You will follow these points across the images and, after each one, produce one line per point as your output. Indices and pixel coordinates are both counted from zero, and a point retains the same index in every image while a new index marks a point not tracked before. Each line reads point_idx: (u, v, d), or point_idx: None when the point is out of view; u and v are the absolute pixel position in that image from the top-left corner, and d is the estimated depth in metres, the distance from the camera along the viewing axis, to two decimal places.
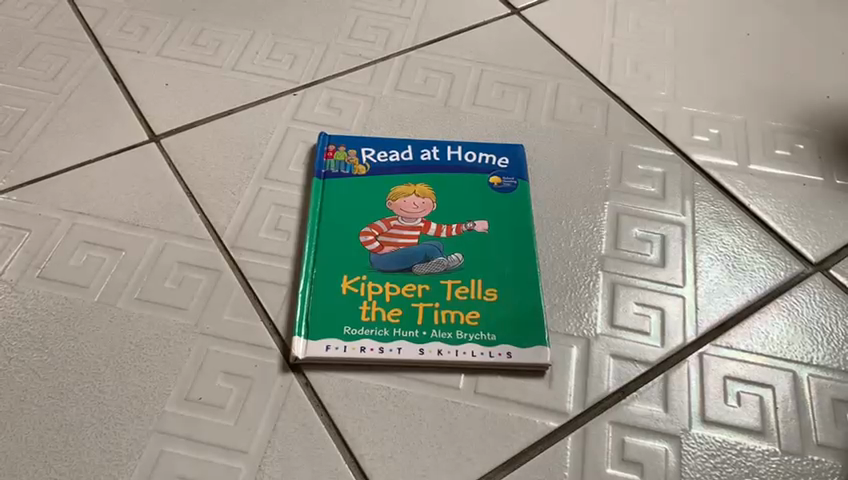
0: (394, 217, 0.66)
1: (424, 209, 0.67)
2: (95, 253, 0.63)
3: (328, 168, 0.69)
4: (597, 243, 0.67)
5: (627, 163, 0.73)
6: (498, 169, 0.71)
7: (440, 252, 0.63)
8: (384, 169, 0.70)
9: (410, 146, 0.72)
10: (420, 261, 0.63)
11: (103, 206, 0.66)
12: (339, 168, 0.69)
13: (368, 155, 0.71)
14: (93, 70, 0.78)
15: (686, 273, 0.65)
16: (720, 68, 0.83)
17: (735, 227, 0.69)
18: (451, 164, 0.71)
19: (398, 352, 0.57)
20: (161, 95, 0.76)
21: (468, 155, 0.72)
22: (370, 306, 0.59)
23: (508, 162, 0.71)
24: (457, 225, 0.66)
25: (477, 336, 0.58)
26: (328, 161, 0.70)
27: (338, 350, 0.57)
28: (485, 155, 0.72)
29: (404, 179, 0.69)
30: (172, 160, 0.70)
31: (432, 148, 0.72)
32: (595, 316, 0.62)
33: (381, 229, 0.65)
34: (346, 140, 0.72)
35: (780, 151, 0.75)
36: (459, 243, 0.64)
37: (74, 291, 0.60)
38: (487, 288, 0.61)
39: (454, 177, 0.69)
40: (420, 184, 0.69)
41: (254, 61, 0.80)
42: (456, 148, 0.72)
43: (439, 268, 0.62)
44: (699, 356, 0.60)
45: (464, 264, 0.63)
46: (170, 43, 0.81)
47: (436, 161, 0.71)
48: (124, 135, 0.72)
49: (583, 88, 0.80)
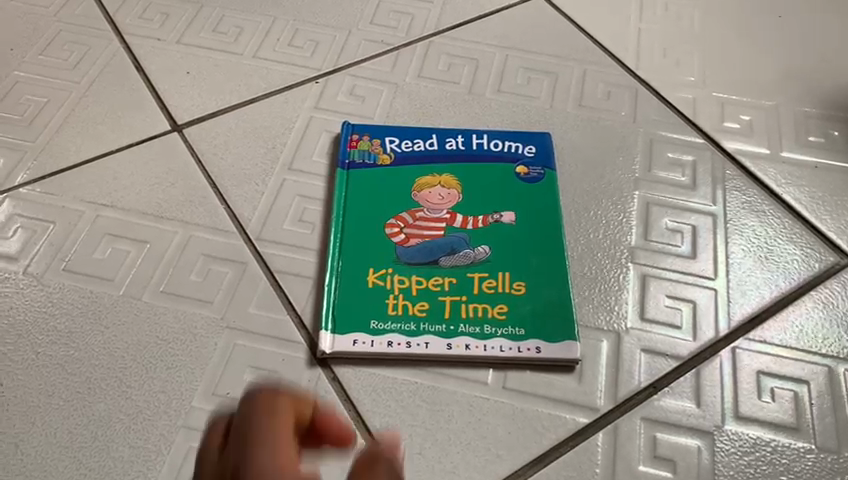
0: (419, 208, 0.65)
1: (448, 201, 0.66)
2: (120, 245, 0.62)
3: (352, 159, 0.68)
4: (627, 234, 0.65)
5: (655, 151, 0.72)
6: (524, 158, 0.69)
7: (466, 245, 0.63)
8: (408, 159, 0.69)
9: (435, 135, 0.71)
10: (446, 254, 0.62)
11: (126, 197, 0.66)
12: (363, 159, 0.68)
13: (392, 145, 0.70)
14: (113, 59, 0.77)
15: (718, 265, 0.64)
16: (750, 52, 0.81)
17: (767, 217, 0.67)
18: (477, 154, 0.69)
19: (426, 347, 0.56)
20: (182, 84, 0.75)
21: (493, 144, 0.70)
22: (396, 301, 0.59)
23: (535, 151, 0.70)
24: (483, 217, 0.65)
25: (505, 330, 0.58)
26: (351, 150, 0.69)
27: (365, 344, 0.56)
28: (511, 144, 0.70)
29: (428, 170, 0.68)
30: (195, 151, 0.69)
31: (457, 137, 0.71)
32: (625, 309, 0.61)
33: (406, 222, 0.64)
34: (369, 129, 0.71)
35: (813, 138, 0.73)
36: (485, 235, 0.63)
37: (99, 284, 0.60)
38: (514, 281, 0.60)
39: (480, 167, 0.68)
40: (444, 175, 0.67)
41: (275, 48, 0.79)
42: (481, 137, 0.71)
43: (465, 261, 0.61)
44: (731, 350, 0.59)
45: (491, 256, 0.62)
46: (191, 30, 0.80)
47: (461, 151, 0.70)
48: (146, 125, 0.71)
49: (610, 74, 0.78)
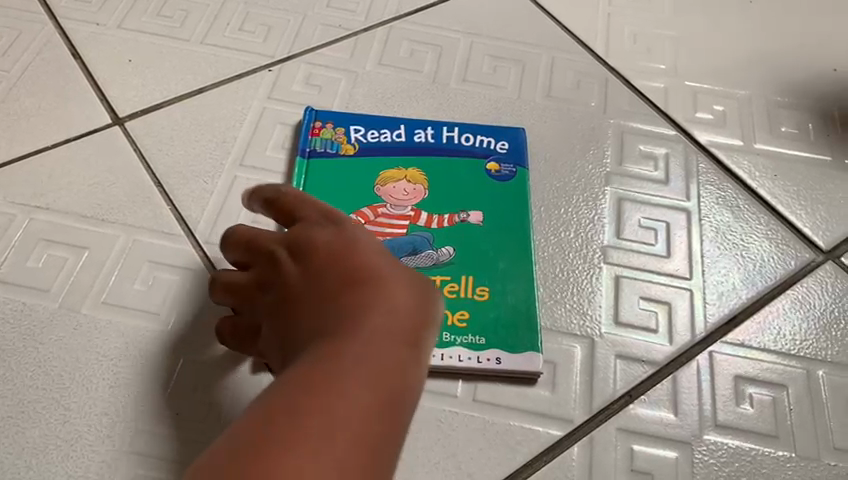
0: (382, 204, 0.61)
1: (413, 197, 0.62)
2: (57, 252, 0.57)
3: (313, 147, 0.64)
4: (599, 233, 0.63)
5: (626, 143, 0.69)
6: (496, 154, 0.66)
7: (428, 245, 0.59)
8: (373, 151, 0.65)
9: (403, 126, 0.67)
10: (407, 254, 0.58)
11: (63, 199, 0.60)
12: (325, 147, 0.64)
13: (357, 135, 0.66)
14: (47, 44, 0.71)
15: (693, 264, 0.61)
16: (722, 38, 0.79)
17: (742, 213, 0.65)
18: (447, 147, 0.66)
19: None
20: (123, 72, 0.70)
21: (464, 138, 0.67)
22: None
23: (507, 147, 0.67)
24: (448, 215, 0.61)
25: (465, 339, 0.55)
26: (313, 138, 0.65)
27: None
28: (483, 139, 0.67)
29: (394, 163, 0.64)
30: (139, 146, 0.64)
31: (427, 129, 0.67)
32: (599, 312, 0.58)
33: (367, 218, 0.60)
34: (333, 117, 0.67)
35: (786, 129, 0.71)
36: (451, 234, 0.60)
37: (34, 296, 0.55)
38: (478, 286, 0.57)
39: (450, 161, 0.65)
40: (410, 168, 0.64)
41: (225, 34, 0.74)
42: (451, 130, 0.67)
43: (427, 262, 0.58)
44: (709, 355, 0.56)
45: (454, 258, 0.59)
46: (132, 14, 0.74)
47: (429, 144, 0.66)
48: (84, 118, 0.66)
49: (579, 62, 0.75)
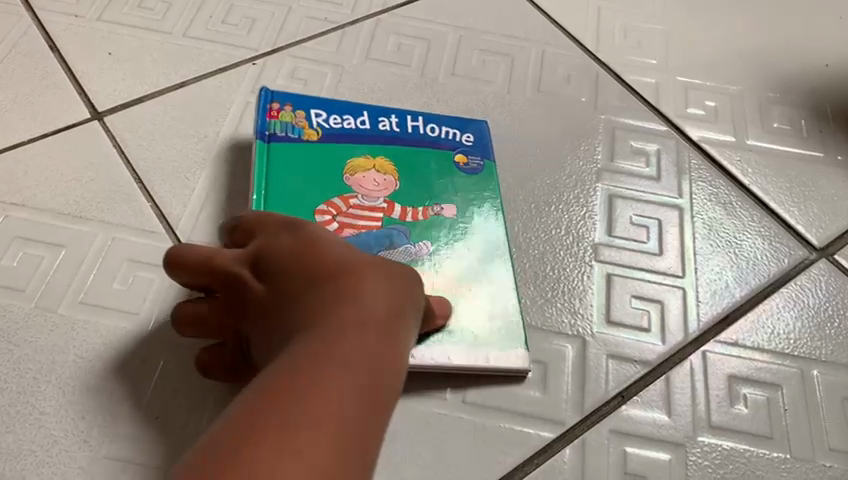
0: (353, 194, 0.59)
1: (384, 188, 0.60)
2: (32, 250, 0.56)
3: (273, 130, 0.61)
4: (590, 230, 0.62)
5: (617, 140, 0.68)
6: (463, 146, 0.64)
7: (406, 239, 0.57)
8: (337, 137, 0.62)
9: (366, 112, 0.64)
10: (385, 248, 0.56)
11: (40, 196, 0.59)
12: (285, 131, 0.61)
13: (318, 119, 0.63)
14: (23, 36, 0.69)
15: (685, 262, 0.60)
16: (714, 33, 0.78)
17: (735, 210, 0.64)
18: (411, 138, 0.63)
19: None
20: (102, 66, 0.67)
21: (429, 128, 0.64)
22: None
23: (473, 138, 0.65)
24: (423, 208, 0.59)
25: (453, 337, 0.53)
26: (272, 121, 0.62)
27: None
28: (448, 130, 0.65)
29: (361, 151, 0.61)
30: (119, 141, 0.63)
31: (390, 117, 0.65)
32: (590, 311, 0.57)
33: (339, 208, 0.58)
34: (292, 99, 0.64)
35: (779, 125, 0.70)
36: (427, 229, 0.58)
37: (8, 295, 0.53)
38: (459, 282, 0.56)
39: (413, 151, 0.63)
40: (378, 157, 0.61)
41: (208, 26, 0.72)
42: (415, 118, 0.65)
43: (407, 258, 0.56)
44: (702, 355, 0.55)
45: (433, 253, 0.57)
46: (113, 6, 0.72)
47: (393, 133, 0.63)
48: (62, 112, 0.64)
49: (570, 57, 0.74)
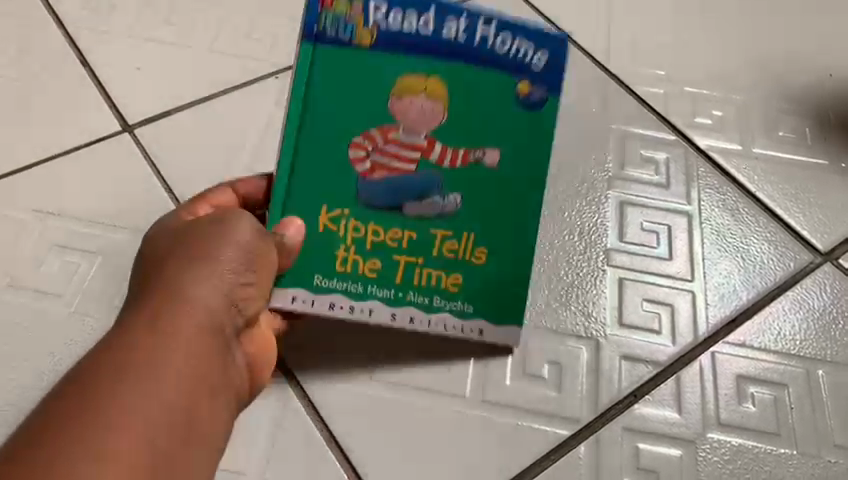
0: (393, 127, 0.53)
1: (430, 120, 0.53)
2: (71, 258, 0.59)
3: (322, 25, 0.52)
4: (603, 236, 0.64)
5: (627, 149, 0.70)
6: (531, 70, 0.53)
7: (438, 190, 0.54)
8: (391, 43, 0.53)
9: (433, 6, 0.52)
10: (413, 200, 0.54)
11: (76, 207, 0.62)
12: (335, 29, 0.52)
13: (376, 13, 0.52)
14: (55, 52, 0.71)
15: (695, 267, 0.63)
16: (721, 43, 0.80)
17: (742, 216, 0.66)
18: (477, 50, 0.53)
19: (369, 315, 0.54)
20: (132, 81, 0.70)
21: (501, 40, 0.53)
22: (346, 253, 0.54)
23: (546, 61, 0.53)
24: (463, 151, 0.54)
25: (453, 306, 0.55)
26: (324, 9, 0.52)
27: (304, 304, 0.53)
28: (521, 47, 0.53)
29: (416, 64, 0.53)
30: (150, 154, 0.65)
31: (461, 16, 0.53)
32: (603, 314, 0.59)
33: (376, 143, 0.53)
34: None
35: (784, 133, 0.73)
36: (462, 178, 0.54)
37: (49, 301, 0.57)
38: (478, 247, 0.55)
39: (475, 72, 0.53)
40: (431, 79, 0.53)
41: (232, 39, 0.74)
42: (489, 20, 0.53)
43: (433, 211, 0.54)
44: (711, 356, 0.58)
45: (462, 209, 0.55)
46: (140, 20, 0.74)
47: (456, 43, 0.53)
48: (94, 125, 0.67)
49: (581, 68, 0.76)
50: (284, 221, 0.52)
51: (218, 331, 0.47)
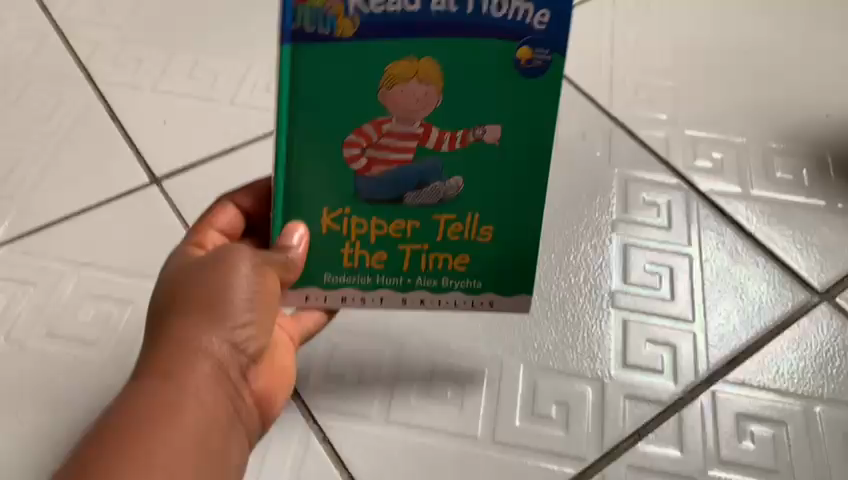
0: (386, 118, 0.50)
1: (424, 106, 0.50)
2: (104, 307, 0.63)
3: (300, 22, 0.46)
4: (607, 279, 0.67)
5: (630, 192, 0.73)
6: (532, 33, 0.47)
7: (438, 175, 0.52)
8: (377, 29, 0.47)
9: None
10: (412, 190, 0.53)
11: (109, 258, 0.66)
12: (315, 24, 0.46)
13: None
14: (88, 108, 0.76)
15: (696, 309, 0.65)
16: (720, 87, 0.83)
17: (741, 257, 0.69)
18: (472, 20, 0.47)
19: (380, 303, 0.57)
20: (159, 134, 0.74)
21: (499, 5, 0.46)
22: (352, 251, 0.55)
23: (549, 19, 0.46)
24: (464, 132, 0.51)
25: (463, 284, 0.57)
26: (301, 6, 0.45)
27: (316, 301, 0.56)
28: (523, 7, 0.46)
29: (406, 48, 0.48)
30: (177, 205, 0.69)
31: None
32: (608, 355, 0.62)
33: (369, 140, 0.51)
34: None
35: (782, 175, 0.76)
36: (463, 160, 0.52)
37: (84, 348, 0.61)
38: (483, 225, 0.55)
39: (471, 41, 0.48)
40: (424, 59, 0.48)
41: (253, 93, 0.78)
42: None
43: (434, 199, 0.53)
44: (712, 394, 0.61)
45: (464, 191, 0.53)
46: (166, 76, 0.79)
47: (449, 14, 0.47)
48: (124, 178, 0.71)
49: (584, 114, 0.80)
50: (287, 231, 0.53)
51: (223, 373, 0.49)
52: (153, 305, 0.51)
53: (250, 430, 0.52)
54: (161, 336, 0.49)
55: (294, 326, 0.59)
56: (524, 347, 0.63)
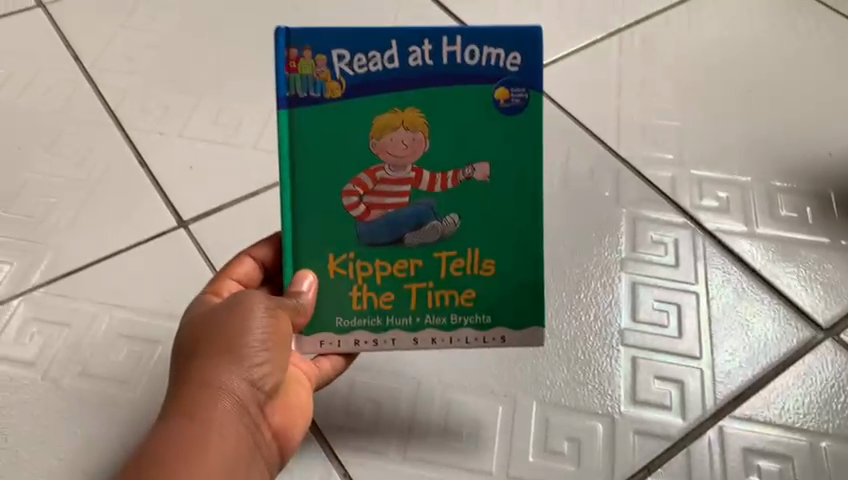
0: (379, 166, 0.55)
1: (413, 152, 0.55)
2: (134, 346, 0.67)
3: (295, 90, 0.53)
4: (617, 317, 0.69)
5: (638, 231, 0.76)
6: (506, 74, 0.53)
7: (433, 213, 0.56)
8: (364, 87, 0.53)
9: (394, 40, 0.52)
10: (411, 229, 0.56)
11: (139, 299, 0.69)
12: (307, 89, 0.53)
13: (340, 62, 0.52)
14: (118, 154, 0.79)
15: (703, 346, 0.68)
16: (725, 126, 0.86)
17: (747, 294, 0.71)
18: (449, 71, 0.53)
19: (392, 344, 0.58)
20: (185, 179, 0.78)
21: (469, 53, 0.53)
22: (360, 293, 0.57)
23: (520, 60, 0.53)
24: (453, 172, 0.55)
25: (472, 320, 0.58)
26: (292, 75, 0.52)
27: (331, 345, 0.58)
28: (490, 52, 0.53)
29: (390, 103, 0.54)
30: (203, 248, 0.73)
31: (424, 43, 0.52)
32: (618, 392, 0.65)
33: (366, 187, 0.55)
34: (312, 35, 0.52)
35: (787, 213, 0.78)
36: (454, 198, 0.56)
37: (116, 386, 0.64)
38: (484, 259, 0.57)
39: (450, 91, 0.54)
40: (407, 109, 0.54)
41: (275, 138, 0.82)
42: (452, 37, 0.52)
43: (433, 236, 0.56)
44: (719, 430, 0.63)
45: (461, 226, 0.57)
46: (192, 122, 0.82)
47: (427, 68, 0.53)
48: (152, 222, 0.74)
49: (593, 155, 0.82)
50: (297, 278, 0.56)
51: (243, 409, 0.52)
52: (176, 350, 0.55)
53: (270, 464, 0.55)
54: (187, 376, 0.52)
55: (313, 369, 0.60)
56: (536, 384, 0.65)
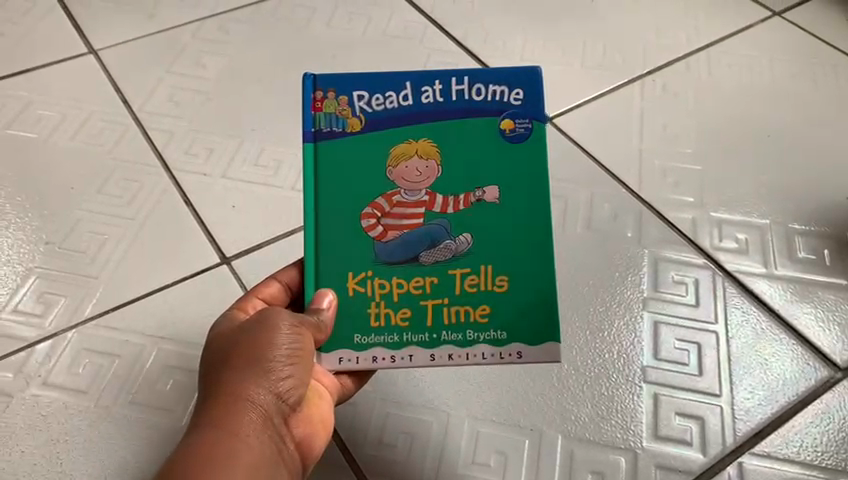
0: (395, 190, 0.59)
1: (427, 178, 0.59)
2: (179, 377, 0.71)
3: (319, 126, 0.59)
4: (639, 355, 0.72)
5: (660, 271, 0.79)
6: (510, 107, 0.59)
7: (446, 233, 0.59)
8: (381, 122, 0.59)
9: (408, 81, 0.58)
10: (427, 247, 0.59)
11: (184, 332, 0.74)
12: (330, 125, 0.59)
13: (360, 102, 0.58)
14: (164, 194, 0.84)
15: (723, 383, 0.70)
16: (745, 170, 0.89)
17: (766, 334, 0.74)
18: (458, 107, 0.59)
19: (409, 360, 0.59)
20: (227, 218, 0.82)
21: (476, 91, 0.59)
22: (378, 309, 0.59)
23: (522, 95, 0.59)
24: (465, 195, 0.59)
25: (487, 335, 0.59)
26: (317, 114, 0.59)
27: (350, 362, 0.59)
28: (495, 89, 0.59)
29: (404, 135, 0.59)
30: (245, 284, 0.77)
31: (435, 83, 0.58)
32: (640, 427, 0.67)
33: (383, 210, 0.59)
34: (336, 80, 0.59)
35: (805, 255, 0.80)
36: (465, 219, 0.59)
37: (162, 415, 0.68)
38: (497, 275, 0.59)
39: (459, 125, 0.59)
40: (420, 139, 0.59)
41: None
42: (460, 77, 0.58)
43: (448, 254, 0.59)
44: (739, 466, 0.65)
45: (474, 244, 0.59)
46: (234, 164, 0.87)
47: (439, 105, 0.59)
48: (196, 259, 0.79)
49: (616, 196, 0.86)
50: (318, 296, 0.58)
51: (268, 421, 0.54)
52: (205, 366, 0.57)
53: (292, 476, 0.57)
54: (216, 388, 0.54)
55: (335, 385, 0.62)
56: (562, 419, 0.68)
